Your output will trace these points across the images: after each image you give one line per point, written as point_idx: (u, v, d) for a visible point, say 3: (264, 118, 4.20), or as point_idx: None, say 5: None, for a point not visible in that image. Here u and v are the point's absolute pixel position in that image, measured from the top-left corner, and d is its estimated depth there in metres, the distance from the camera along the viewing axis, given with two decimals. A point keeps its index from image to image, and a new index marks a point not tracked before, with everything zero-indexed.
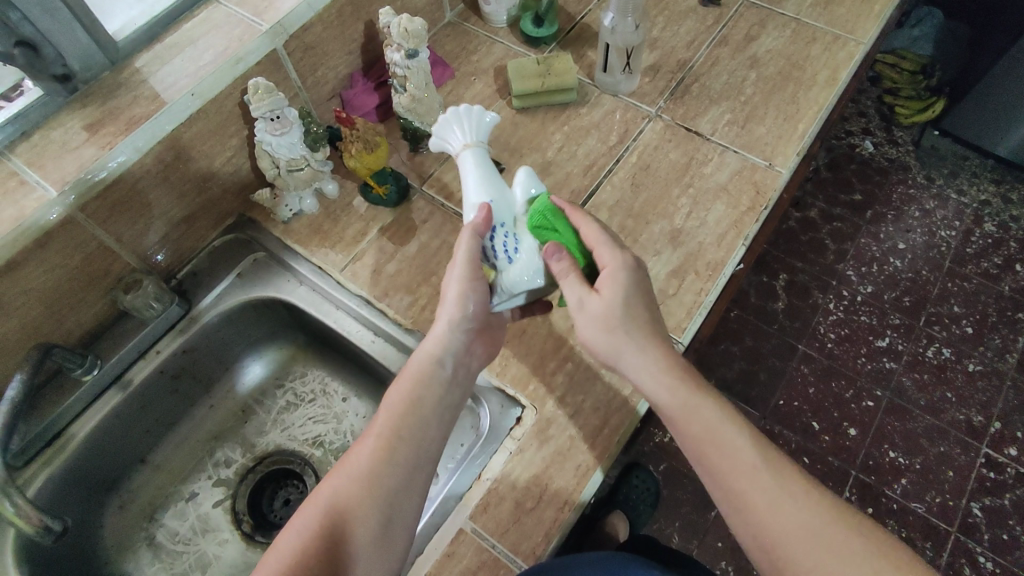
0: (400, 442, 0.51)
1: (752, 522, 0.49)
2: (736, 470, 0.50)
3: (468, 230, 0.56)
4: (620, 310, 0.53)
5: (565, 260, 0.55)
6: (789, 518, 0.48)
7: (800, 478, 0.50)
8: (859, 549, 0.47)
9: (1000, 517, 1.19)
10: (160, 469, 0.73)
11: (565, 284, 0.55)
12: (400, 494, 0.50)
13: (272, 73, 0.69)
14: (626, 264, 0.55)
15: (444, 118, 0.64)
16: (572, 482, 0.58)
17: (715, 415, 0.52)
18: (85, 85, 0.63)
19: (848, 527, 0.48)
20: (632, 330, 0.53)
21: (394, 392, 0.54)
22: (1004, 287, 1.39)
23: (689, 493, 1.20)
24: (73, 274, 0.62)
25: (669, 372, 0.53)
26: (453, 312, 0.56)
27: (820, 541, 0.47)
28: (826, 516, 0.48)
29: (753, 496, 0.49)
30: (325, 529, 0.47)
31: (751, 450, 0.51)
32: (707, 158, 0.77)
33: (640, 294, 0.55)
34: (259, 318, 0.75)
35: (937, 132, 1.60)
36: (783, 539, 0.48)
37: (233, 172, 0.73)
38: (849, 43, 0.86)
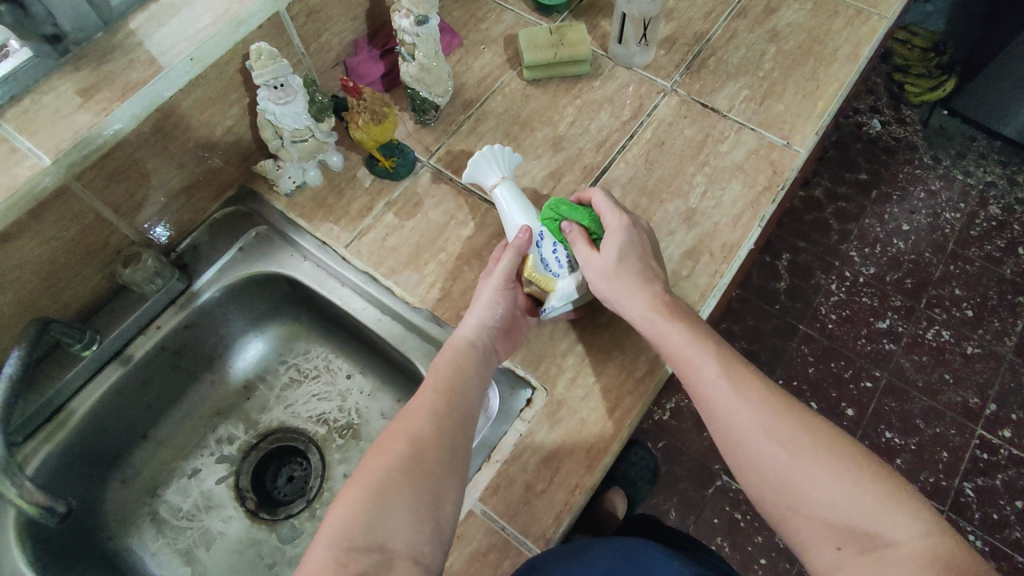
0: (453, 395, 0.54)
1: (716, 424, 0.53)
2: (700, 380, 0.54)
3: (512, 249, 0.61)
4: (615, 262, 0.58)
5: (575, 228, 0.61)
6: (748, 421, 0.51)
7: (766, 389, 0.53)
8: (815, 447, 0.49)
9: (991, 497, 1.20)
10: (163, 445, 0.71)
11: (574, 247, 0.61)
12: (463, 433, 0.52)
13: (274, 38, 0.66)
14: (625, 224, 0.60)
15: (479, 154, 0.65)
16: (582, 466, 0.57)
17: (683, 337, 0.55)
18: (77, 47, 0.60)
19: (806, 429, 0.50)
20: (625, 276, 0.58)
21: (440, 357, 0.57)
22: (1005, 269, 1.39)
23: (687, 470, 1.21)
24: (71, 246, 0.60)
25: (651, 306, 0.57)
26: (482, 311, 0.59)
27: (775, 440, 0.50)
28: (785, 420, 0.51)
29: (716, 404, 0.53)
30: (404, 457, 0.48)
31: (715, 363, 0.54)
32: (724, 135, 0.75)
33: (638, 250, 0.59)
34: (262, 292, 0.73)
35: (946, 111, 1.57)
36: (744, 440, 0.51)
37: (234, 141, 0.70)
38: (872, 17, 0.83)
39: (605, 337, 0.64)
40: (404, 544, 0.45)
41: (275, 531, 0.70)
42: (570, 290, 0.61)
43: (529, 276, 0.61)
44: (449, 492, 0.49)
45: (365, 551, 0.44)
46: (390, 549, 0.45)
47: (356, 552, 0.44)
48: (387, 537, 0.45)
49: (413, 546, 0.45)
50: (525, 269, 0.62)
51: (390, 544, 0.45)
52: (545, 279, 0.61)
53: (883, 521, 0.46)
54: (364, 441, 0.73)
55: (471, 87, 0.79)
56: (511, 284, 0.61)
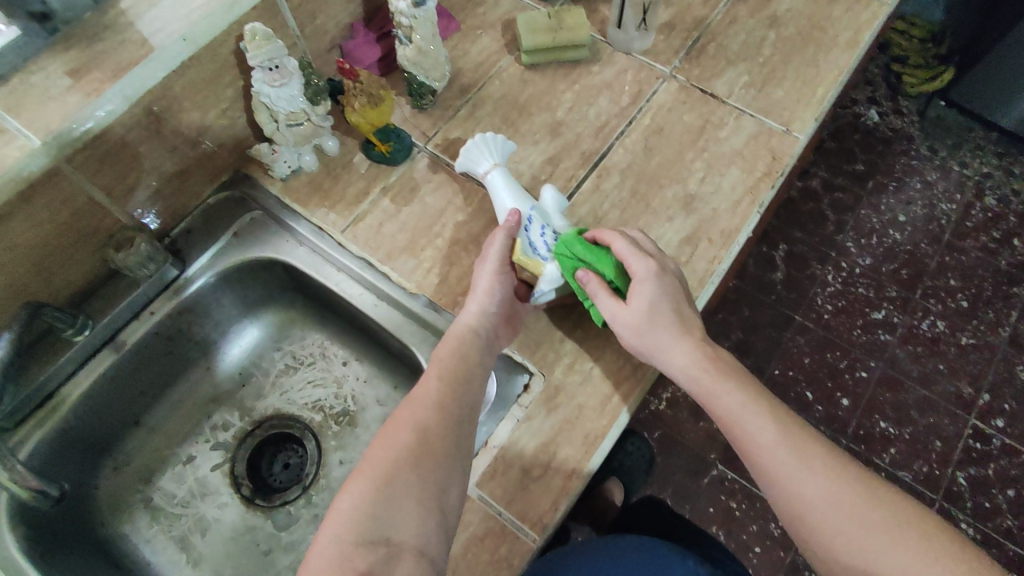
0: (456, 383, 0.53)
1: (777, 492, 0.53)
2: (758, 445, 0.53)
3: (501, 232, 0.61)
4: (647, 315, 0.56)
5: (594, 280, 0.58)
6: (811, 490, 0.51)
7: (825, 455, 0.53)
8: (882, 517, 0.49)
9: (984, 486, 1.22)
10: (157, 432, 0.71)
11: (597, 299, 0.58)
12: (468, 423, 0.52)
13: (269, 19, 0.65)
14: (655, 273, 0.57)
15: (472, 142, 0.66)
16: (580, 452, 0.57)
17: (737, 399, 0.55)
18: (67, 26, 0.59)
19: (872, 499, 0.50)
20: (660, 330, 0.56)
21: (442, 347, 0.56)
22: (1000, 261, 1.39)
23: (683, 460, 1.21)
24: (62, 230, 0.59)
25: (696, 363, 0.56)
26: (484, 299, 0.59)
27: (840, 509, 0.50)
28: (849, 488, 0.51)
29: (777, 471, 0.52)
30: (409, 448, 0.48)
31: (772, 427, 0.54)
32: (723, 122, 0.75)
33: (671, 300, 0.57)
34: (256, 278, 0.73)
35: (944, 102, 1.57)
36: (807, 510, 0.51)
37: (228, 126, 0.69)
38: (873, 3, 0.82)
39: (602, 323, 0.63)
40: (411, 537, 0.45)
41: (271, 518, 0.70)
42: (558, 274, 0.61)
43: (518, 260, 0.61)
44: (455, 484, 0.49)
45: (371, 544, 0.44)
46: (396, 542, 0.44)
47: (362, 545, 0.43)
48: (393, 530, 0.45)
49: (420, 539, 0.45)
50: (514, 253, 0.61)
51: (396, 537, 0.45)
52: (534, 262, 0.61)
53: None
54: (360, 428, 0.73)
55: (468, 71, 0.78)
56: (507, 267, 0.61)
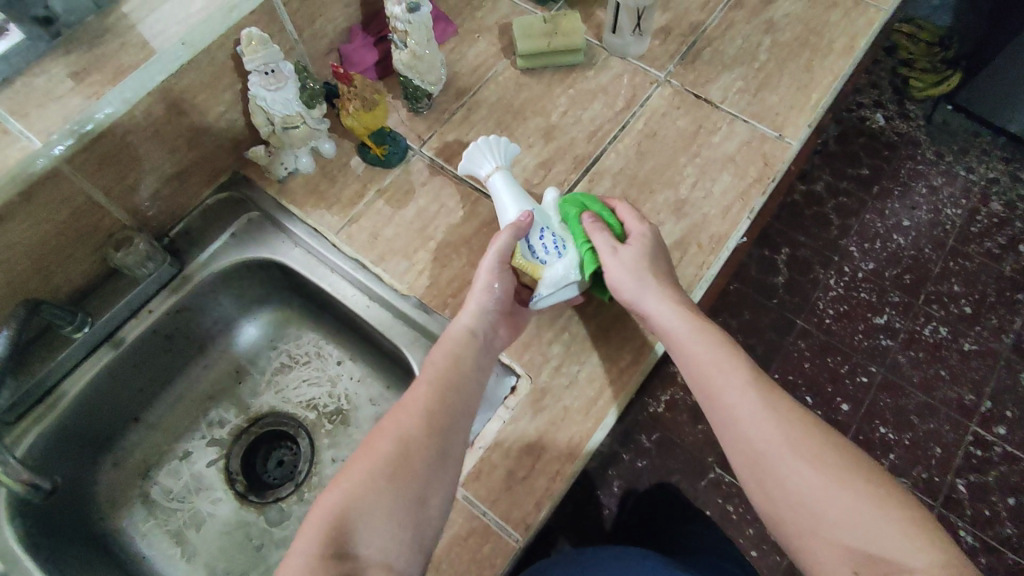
0: (447, 389, 0.54)
1: (738, 434, 0.53)
2: (727, 385, 0.55)
3: (510, 229, 0.60)
4: (644, 255, 0.60)
5: (599, 222, 0.62)
6: (771, 432, 0.52)
7: (790, 405, 0.54)
8: (837, 463, 0.50)
9: (983, 493, 1.21)
10: (155, 428, 0.72)
11: (596, 238, 0.61)
12: (455, 433, 0.53)
13: (267, 24, 0.66)
14: (653, 229, 0.63)
15: (478, 145, 0.67)
16: (565, 454, 0.58)
17: (711, 342, 0.57)
18: (69, 31, 0.60)
19: (830, 447, 0.51)
20: (651, 274, 0.60)
21: (436, 352, 0.57)
22: (1005, 267, 1.39)
23: (680, 463, 1.22)
24: (62, 229, 0.61)
25: (676, 309, 0.58)
26: (481, 300, 0.59)
27: (797, 451, 0.51)
28: (808, 433, 0.52)
29: (740, 412, 0.53)
30: (388, 459, 0.49)
31: (742, 371, 0.55)
32: (716, 127, 0.75)
33: (661, 253, 0.62)
34: (253, 278, 0.74)
35: (950, 107, 1.56)
36: (765, 448, 0.52)
37: (227, 128, 0.70)
38: (870, 9, 0.82)
39: (589, 327, 0.64)
40: (380, 552, 0.46)
41: (263, 514, 0.71)
42: (558, 278, 0.60)
43: (517, 263, 0.61)
44: (432, 495, 0.49)
45: (338, 558, 0.45)
46: (364, 557, 0.45)
47: (330, 558, 0.44)
48: (362, 545, 0.46)
49: (388, 554, 0.46)
50: (515, 255, 0.61)
51: (366, 552, 0.46)
52: (532, 265, 0.61)
53: (904, 548, 0.46)
54: (353, 426, 0.74)
55: (465, 75, 0.79)
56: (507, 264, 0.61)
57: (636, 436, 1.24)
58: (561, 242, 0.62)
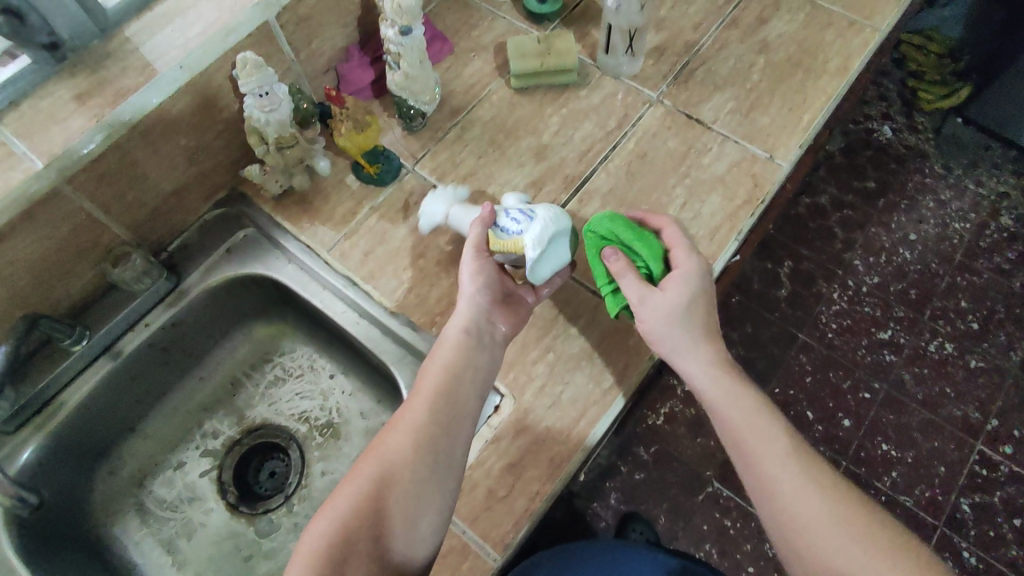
0: (439, 398, 0.57)
1: (779, 506, 0.55)
2: (768, 455, 0.57)
3: (475, 222, 0.63)
4: (681, 306, 0.59)
5: (622, 261, 0.61)
6: (810, 502, 0.54)
7: (830, 477, 0.56)
8: (879, 540, 0.53)
9: (988, 514, 1.19)
10: (151, 438, 0.74)
11: (623, 281, 0.61)
12: (447, 443, 0.55)
13: (264, 46, 0.68)
14: (699, 270, 0.61)
15: (427, 197, 0.69)
16: (546, 474, 0.59)
17: (752, 405, 0.59)
18: (73, 54, 0.62)
19: (871, 521, 0.54)
20: (687, 327, 0.60)
21: (433, 360, 0.59)
22: (1014, 283, 1.37)
23: (678, 476, 1.22)
24: (62, 245, 0.63)
25: (716, 368, 0.60)
26: (471, 295, 0.61)
27: (840, 525, 0.53)
28: (849, 509, 0.54)
29: (781, 480, 0.56)
30: (374, 482, 0.53)
31: (784, 442, 0.57)
32: (707, 147, 0.75)
33: (703, 299, 0.61)
34: (247, 294, 0.76)
35: (961, 119, 1.54)
36: (809, 522, 0.54)
37: (224, 145, 0.72)
38: (865, 30, 0.82)
39: (573, 347, 0.65)
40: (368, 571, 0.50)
41: (253, 525, 0.73)
42: (538, 236, 0.60)
43: (495, 247, 0.62)
44: (422, 513, 0.52)
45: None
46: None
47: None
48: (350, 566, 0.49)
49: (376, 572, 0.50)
50: (490, 244, 0.63)
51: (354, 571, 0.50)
52: (511, 241, 0.61)
53: None
54: (343, 440, 0.75)
55: (459, 94, 0.80)
56: (485, 255, 0.62)
57: (634, 449, 1.24)
58: (527, 210, 0.62)
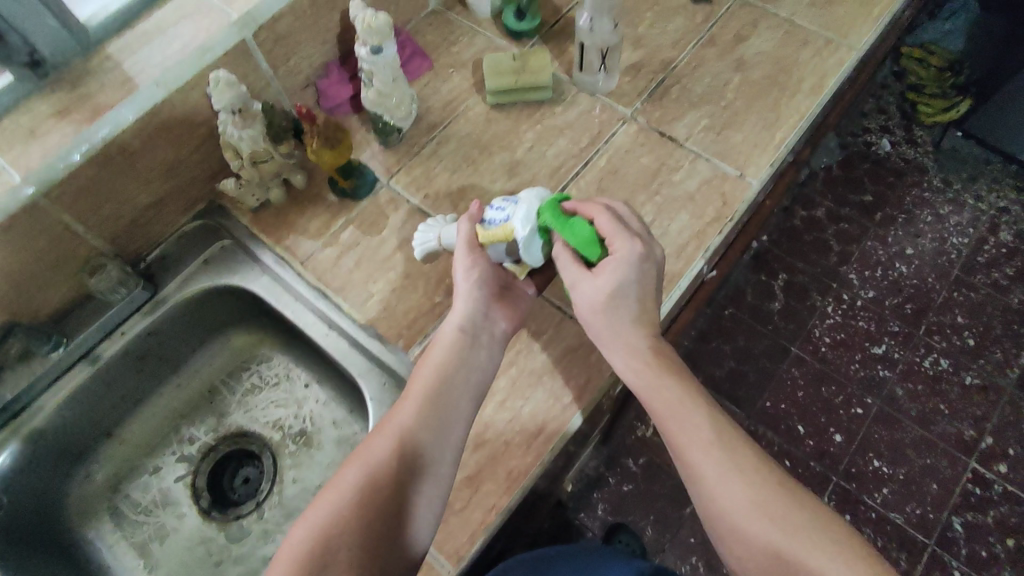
0: (431, 401, 0.56)
1: (703, 493, 0.55)
2: (693, 442, 0.55)
3: (464, 218, 0.65)
4: (608, 295, 0.58)
5: (560, 245, 0.60)
6: (737, 492, 0.53)
7: (755, 460, 0.55)
8: (805, 525, 0.51)
9: (981, 533, 1.18)
10: (127, 443, 0.76)
11: (561, 264, 0.61)
12: (441, 443, 0.55)
13: (240, 64, 0.69)
14: (634, 257, 0.58)
15: (421, 227, 0.70)
16: (502, 487, 0.60)
17: (675, 394, 0.57)
18: (56, 71, 0.65)
19: (796, 507, 0.52)
20: (613, 314, 0.59)
21: (427, 363, 0.59)
22: (1012, 299, 1.35)
23: (666, 488, 1.22)
24: (41, 256, 0.65)
25: (639, 358, 0.58)
26: (468, 293, 0.62)
27: (764, 512, 0.52)
28: (775, 494, 0.53)
29: (705, 471, 0.54)
30: (359, 487, 0.52)
31: (708, 428, 0.56)
32: (678, 165, 0.76)
33: (636, 288, 0.58)
34: (223, 304, 0.78)
35: (960, 133, 1.52)
36: (730, 508, 0.53)
37: (203, 159, 0.74)
38: (841, 48, 0.82)
39: (536, 362, 0.66)
40: None
41: (224, 531, 0.74)
42: (522, 214, 0.59)
43: (484, 238, 0.62)
44: (407, 520, 0.52)
45: None
46: None
47: None
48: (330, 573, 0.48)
49: None
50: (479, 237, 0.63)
51: None
52: (500, 229, 0.61)
53: None
54: (316, 448, 0.77)
55: (437, 110, 0.82)
56: (478, 249, 0.63)
57: (622, 460, 1.24)
58: (511, 197, 0.63)
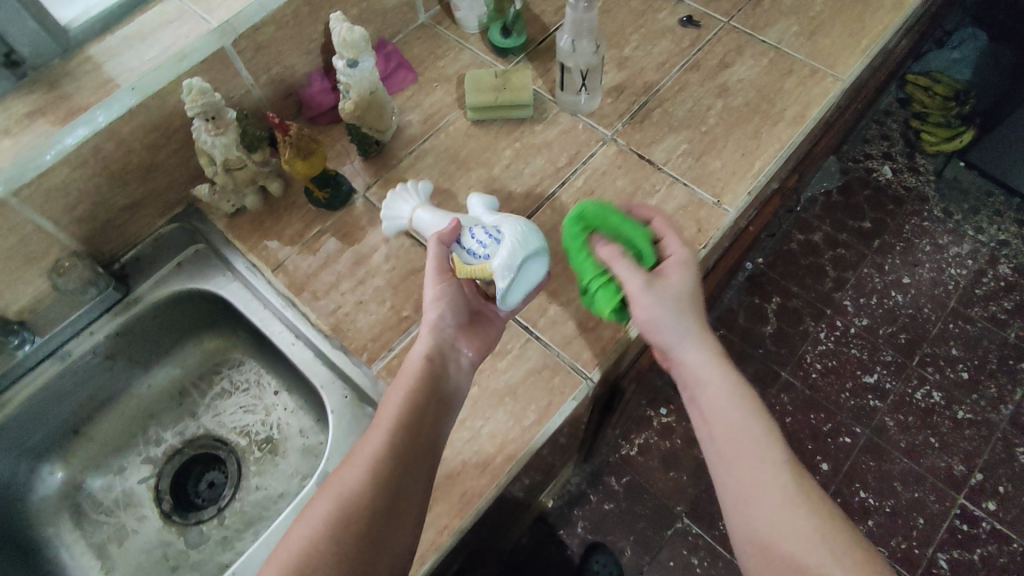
0: (402, 427, 0.55)
1: (761, 516, 0.52)
2: (759, 461, 0.54)
3: (434, 238, 0.64)
4: (681, 290, 0.61)
5: (614, 248, 0.63)
6: (799, 522, 0.51)
7: (823, 497, 0.53)
8: (870, 573, 0.48)
9: (966, 571, 1.14)
10: (93, 441, 0.76)
11: (621, 267, 0.62)
12: (417, 469, 0.54)
13: (219, 71, 0.70)
14: (690, 257, 0.64)
15: (392, 199, 0.72)
16: (454, 508, 0.59)
17: (746, 410, 0.57)
18: (35, 71, 0.66)
19: (864, 555, 0.49)
20: (682, 313, 0.60)
21: (396, 388, 0.58)
22: (1009, 333, 1.33)
23: (647, 509, 1.20)
24: (11, 252, 0.65)
25: (718, 360, 0.60)
26: (433, 318, 0.62)
27: (828, 551, 0.49)
28: (842, 535, 0.50)
29: (770, 492, 0.52)
30: (329, 522, 0.49)
31: (778, 451, 0.55)
32: (655, 189, 0.76)
33: (699, 287, 0.63)
34: (195, 309, 0.78)
35: (963, 163, 1.50)
36: (791, 538, 0.50)
37: (181, 163, 0.74)
38: (827, 78, 0.82)
39: (499, 381, 0.66)
40: None
41: (184, 535, 0.74)
42: (504, 263, 0.60)
43: (461, 273, 0.63)
44: (382, 553, 0.50)
45: None
46: None
47: None
48: None
49: None
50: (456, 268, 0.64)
51: None
52: (479, 266, 0.62)
53: None
54: (280, 456, 0.76)
55: (417, 123, 0.82)
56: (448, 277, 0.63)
57: (604, 478, 1.23)
58: (492, 230, 0.63)
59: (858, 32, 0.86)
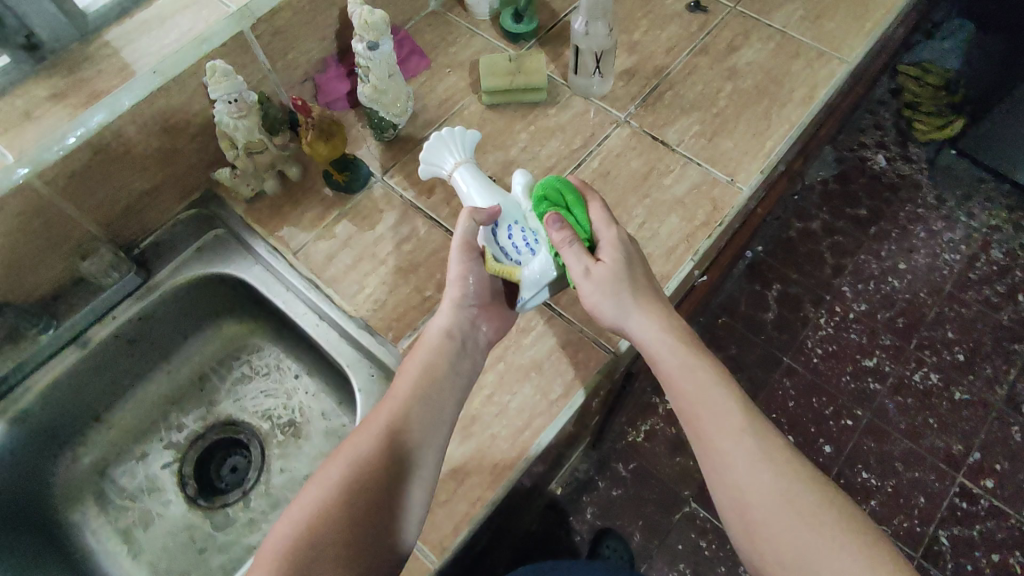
0: (417, 399, 0.58)
1: (725, 478, 0.55)
2: (722, 428, 0.56)
3: (470, 214, 0.62)
4: (620, 272, 0.60)
5: (564, 230, 0.59)
6: (764, 481, 0.54)
7: (784, 451, 0.55)
8: (829, 522, 0.52)
9: (967, 547, 1.17)
10: (115, 427, 0.76)
11: (567, 252, 0.59)
12: (428, 438, 0.56)
13: (239, 56, 0.70)
14: (624, 237, 0.62)
15: (433, 145, 0.69)
16: (486, 481, 0.60)
17: (706, 377, 0.58)
18: (53, 55, 0.66)
19: (825, 506, 0.53)
20: (625, 293, 0.60)
21: (411, 363, 0.61)
22: (1003, 316, 1.36)
23: (655, 493, 1.21)
24: (33, 237, 0.65)
25: (669, 337, 0.60)
26: (454, 293, 0.63)
27: (791, 506, 0.52)
28: (804, 488, 0.53)
29: (734, 457, 0.55)
30: (338, 484, 0.52)
31: (738, 414, 0.56)
32: (669, 169, 0.77)
33: (638, 264, 0.62)
34: (215, 294, 0.78)
35: (953, 151, 1.54)
36: (754, 498, 0.53)
37: (200, 148, 0.75)
38: (833, 61, 0.84)
39: (525, 356, 0.67)
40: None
41: (209, 518, 0.74)
42: (533, 277, 0.61)
43: (493, 268, 0.63)
44: (391, 517, 0.52)
45: None
46: None
47: None
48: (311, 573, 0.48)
49: None
50: (489, 261, 0.63)
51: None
52: (509, 268, 0.62)
53: None
54: (303, 439, 0.77)
55: (432, 108, 0.83)
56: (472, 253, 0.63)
57: (612, 464, 1.25)
58: (532, 236, 0.63)
59: (861, 16, 0.87)
